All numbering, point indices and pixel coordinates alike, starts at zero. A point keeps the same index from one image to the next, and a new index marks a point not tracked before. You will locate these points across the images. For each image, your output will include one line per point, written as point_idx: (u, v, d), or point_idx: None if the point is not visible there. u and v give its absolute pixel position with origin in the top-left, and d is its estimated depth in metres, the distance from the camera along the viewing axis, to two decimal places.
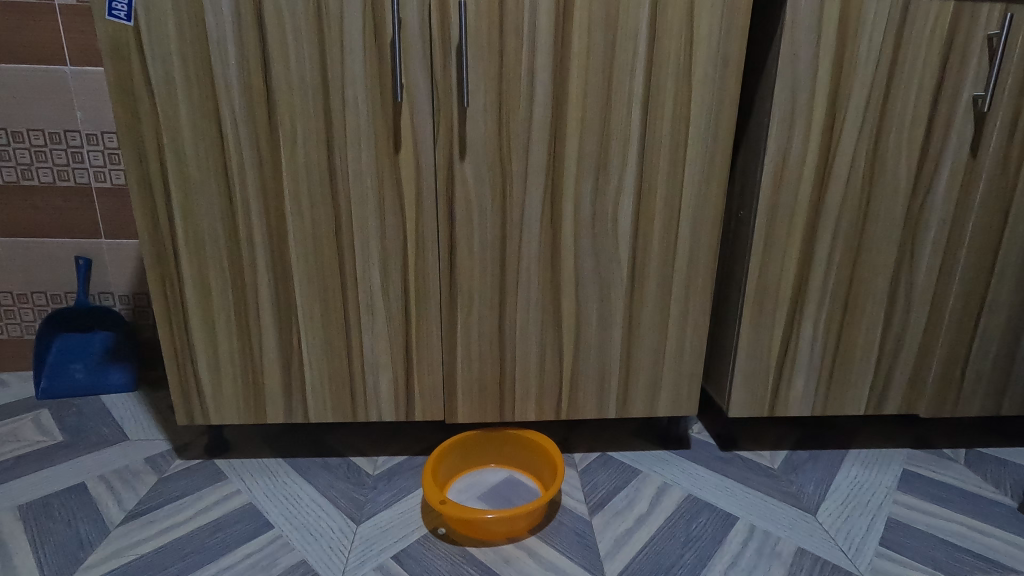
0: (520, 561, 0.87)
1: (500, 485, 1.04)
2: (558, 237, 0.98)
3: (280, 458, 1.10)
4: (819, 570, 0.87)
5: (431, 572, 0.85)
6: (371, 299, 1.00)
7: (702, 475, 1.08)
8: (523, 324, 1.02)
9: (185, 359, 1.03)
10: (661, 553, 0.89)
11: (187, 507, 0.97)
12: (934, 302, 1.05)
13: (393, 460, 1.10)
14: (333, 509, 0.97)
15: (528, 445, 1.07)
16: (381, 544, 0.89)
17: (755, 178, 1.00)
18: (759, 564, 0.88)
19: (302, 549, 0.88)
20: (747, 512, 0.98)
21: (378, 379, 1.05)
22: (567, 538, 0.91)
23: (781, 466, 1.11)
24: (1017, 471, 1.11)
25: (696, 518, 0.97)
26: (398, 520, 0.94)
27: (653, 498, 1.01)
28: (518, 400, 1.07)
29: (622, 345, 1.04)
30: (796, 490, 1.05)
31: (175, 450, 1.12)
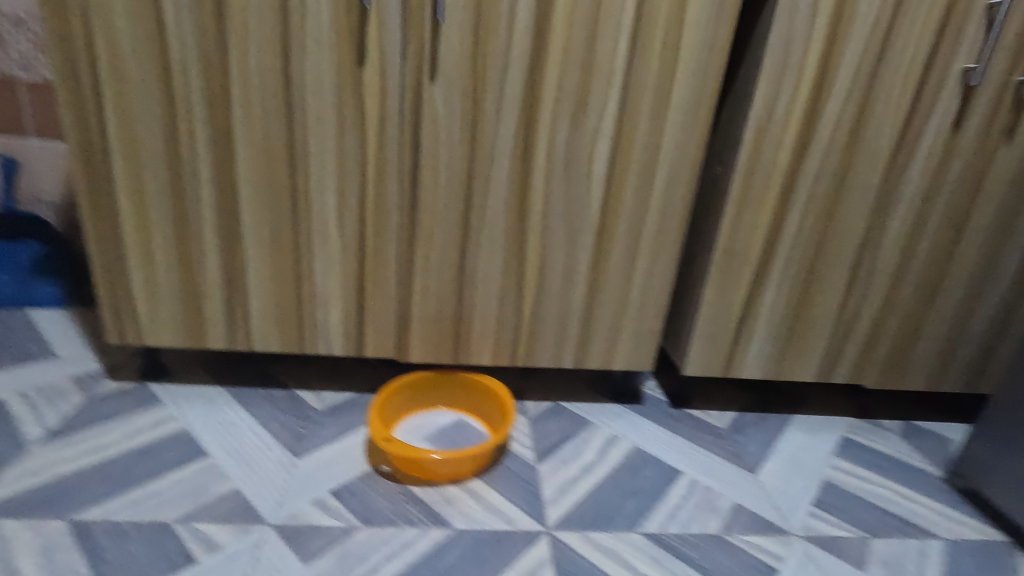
0: (463, 503, 0.86)
1: (449, 428, 1.02)
2: (529, 177, 0.93)
3: (220, 386, 1.05)
4: (753, 525, 0.89)
5: (371, 508, 0.83)
6: (324, 225, 0.93)
7: (651, 430, 1.09)
8: (485, 265, 0.98)
9: (118, 274, 0.96)
10: (603, 502, 0.89)
11: (116, 429, 0.92)
12: (895, 276, 1.05)
13: (341, 395, 1.06)
14: (273, 440, 0.93)
15: (481, 389, 1.05)
16: (321, 478, 0.87)
17: (737, 134, 0.97)
18: (698, 516, 0.89)
19: (237, 479, 0.85)
20: (691, 468, 1.00)
21: (328, 312, 1.00)
22: (512, 483, 0.91)
23: (728, 427, 1.13)
24: (947, 445, 1.16)
25: (641, 471, 0.97)
26: (340, 455, 0.92)
27: (601, 449, 1.01)
28: (474, 344, 1.04)
29: (585, 296, 1.02)
30: (739, 450, 1.07)
31: (106, 371, 1.05)
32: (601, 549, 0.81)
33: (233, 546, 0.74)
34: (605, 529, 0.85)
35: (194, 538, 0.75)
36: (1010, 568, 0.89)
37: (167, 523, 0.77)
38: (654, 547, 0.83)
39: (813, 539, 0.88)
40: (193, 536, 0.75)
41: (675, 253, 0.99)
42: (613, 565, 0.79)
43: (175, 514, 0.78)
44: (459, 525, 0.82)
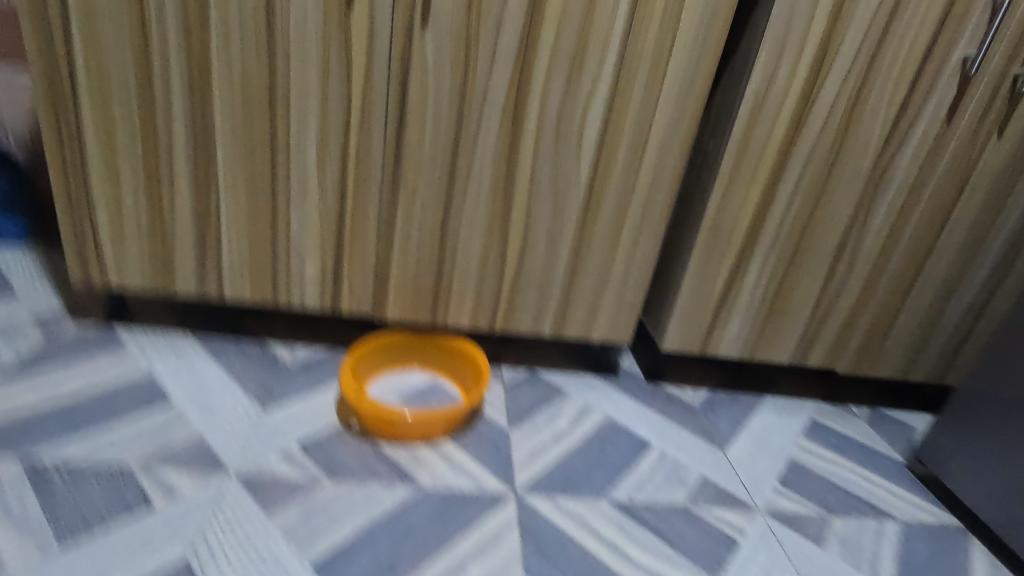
0: (432, 463, 0.85)
1: (423, 388, 1.01)
2: (518, 138, 0.90)
3: (188, 333, 1.02)
4: (718, 499, 0.90)
5: (337, 463, 0.81)
6: (303, 174, 0.90)
7: (625, 402, 1.09)
8: (467, 226, 0.95)
9: (83, 210, 0.92)
10: (573, 469, 0.89)
11: (76, 371, 0.89)
12: (876, 263, 1.05)
13: (314, 351, 1.04)
14: (241, 391, 0.91)
15: (457, 352, 1.04)
16: (288, 431, 0.85)
17: (732, 108, 0.95)
18: (665, 488, 0.90)
19: (201, 427, 0.83)
20: (662, 441, 1.00)
21: (304, 264, 0.97)
22: (483, 446, 0.90)
23: (701, 403, 1.14)
24: (910, 433, 1.19)
25: (612, 441, 0.98)
26: (310, 409, 0.90)
27: (574, 418, 1.01)
28: (452, 306, 1.02)
29: (567, 264, 1.00)
30: (710, 426, 1.08)
31: (68, 311, 1.01)
32: (568, 513, 0.81)
33: (195, 493, 0.73)
34: (572, 495, 0.84)
35: (154, 483, 0.73)
36: (961, 551, 0.91)
37: (125, 466, 0.75)
38: (620, 514, 0.83)
39: (776, 514, 0.89)
40: (152, 481, 0.73)
41: (661, 226, 0.98)
42: (578, 529, 0.78)
43: (135, 458, 0.76)
44: (427, 484, 0.81)
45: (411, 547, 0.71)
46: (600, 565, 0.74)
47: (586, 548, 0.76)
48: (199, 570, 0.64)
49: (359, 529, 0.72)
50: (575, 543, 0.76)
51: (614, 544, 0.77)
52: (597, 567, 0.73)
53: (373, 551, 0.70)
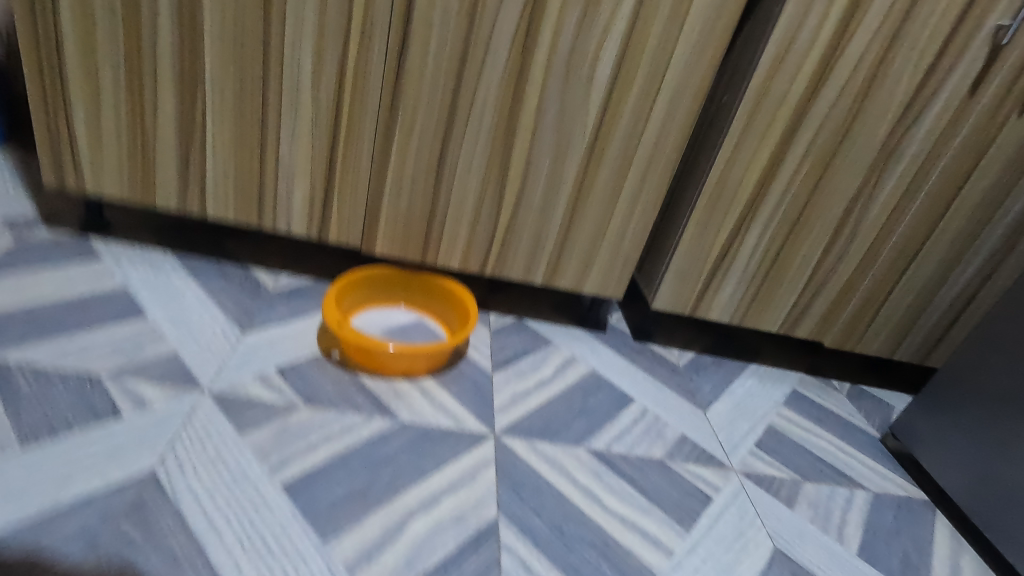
0: (411, 398, 0.83)
1: (407, 326, 0.99)
2: (527, 70, 0.85)
3: (167, 251, 0.98)
4: (695, 456, 0.90)
5: (315, 390, 0.79)
6: (297, 89, 0.85)
7: (610, 358, 1.08)
8: (466, 161, 0.91)
9: (59, 109, 0.86)
10: (553, 416, 0.89)
11: (46, 278, 0.85)
12: (877, 238, 1.04)
13: (297, 279, 1.01)
14: (219, 313, 0.88)
15: (444, 293, 1.01)
16: (266, 355, 0.83)
17: (752, 61, 0.91)
18: (644, 441, 0.89)
19: (175, 344, 0.80)
20: (644, 397, 1.00)
21: (292, 187, 0.93)
22: (464, 387, 0.89)
23: (686, 365, 1.14)
24: (888, 410, 1.20)
25: (594, 393, 0.97)
26: (290, 336, 0.88)
27: (558, 368, 1.00)
28: (444, 245, 0.99)
29: (565, 212, 0.97)
30: (693, 388, 1.07)
31: (41, 218, 0.96)
32: (544, 457, 0.80)
33: (166, 407, 0.70)
34: (550, 440, 0.83)
35: (123, 394, 0.70)
36: (927, 522, 0.93)
37: (93, 376, 0.72)
38: (597, 463, 0.82)
39: (750, 475, 0.89)
40: (120, 392, 0.71)
41: (665, 179, 0.95)
42: (553, 473, 0.78)
43: (104, 369, 0.73)
44: (405, 418, 0.79)
45: (384, 476, 0.70)
46: (573, 508, 0.73)
47: (560, 491, 0.75)
48: (165, 477, 0.62)
49: (332, 455, 0.70)
50: (549, 486, 0.76)
51: (588, 489, 0.77)
52: (570, 509, 0.73)
53: (346, 476, 0.68)
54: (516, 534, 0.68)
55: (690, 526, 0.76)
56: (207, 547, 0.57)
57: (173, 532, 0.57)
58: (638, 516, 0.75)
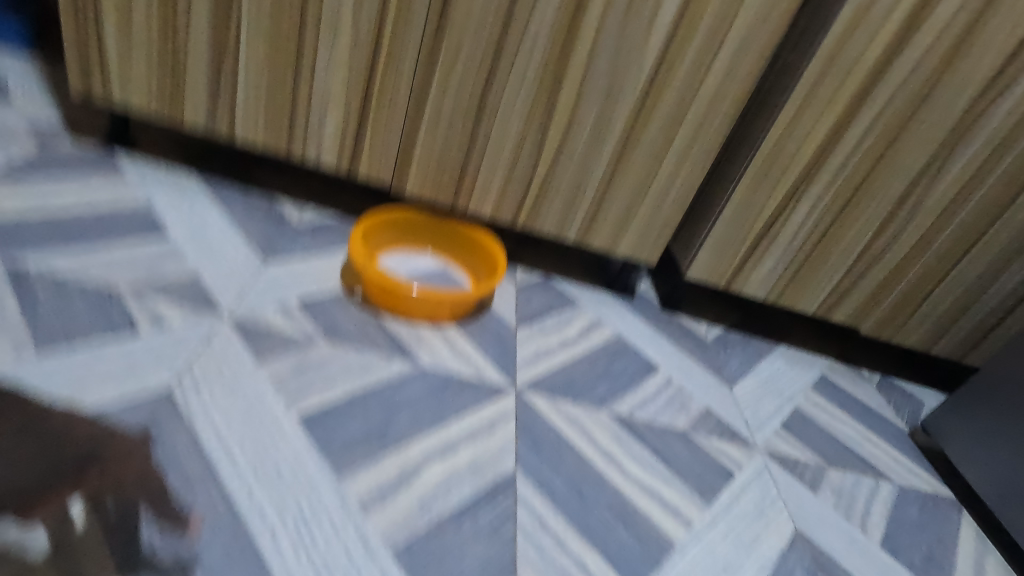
0: (433, 344, 0.80)
1: (433, 272, 0.95)
2: (584, 6, 0.79)
3: (192, 172, 0.95)
4: (719, 431, 0.87)
5: (336, 325, 0.77)
6: (337, 8, 0.80)
7: (637, 324, 1.04)
8: (509, 102, 0.86)
9: (89, 12, 0.82)
10: (576, 376, 0.86)
11: (70, 189, 0.82)
12: (935, 223, 0.97)
13: (323, 214, 0.98)
14: (243, 240, 0.85)
15: (473, 241, 0.97)
16: (288, 286, 0.80)
17: (829, 16, 0.83)
18: (668, 410, 0.86)
19: (198, 266, 0.77)
20: (670, 366, 0.96)
21: (325, 115, 0.89)
22: (488, 337, 0.86)
23: (713, 339, 1.10)
24: (918, 405, 1.15)
25: (619, 357, 0.93)
26: (313, 269, 0.85)
27: (584, 329, 0.97)
28: (477, 191, 0.95)
29: (608, 166, 0.92)
30: (720, 362, 1.04)
31: (67, 128, 0.94)
32: (566, 417, 0.77)
33: (186, 329, 0.68)
34: (572, 400, 0.81)
35: (142, 311, 0.68)
36: (953, 520, 0.89)
37: (113, 290, 0.70)
38: (619, 427, 0.79)
39: (775, 455, 0.86)
40: (140, 309, 0.69)
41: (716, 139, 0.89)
42: (574, 432, 0.75)
43: (125, 284, 0.71)
44: (426, 362, 0.77)
45: (403, 418, 0.67)
46: (592, 469, 0.71)
47: (580, 451, 0.73)
48: (181, 398, 0.60)
49: (351, 392, 0.68)
50: (569, 445, 0.73)
51: (609, 452, 0.74)
52: (590, 471, 0.70)
53: (364, 415, 0.66)
54: (534, 489, 0.65)
55: (711, 500, 0.74)
56: (220, 471, 0.55)
57: (186, 453, 0.56)
58: (659, 484, 0.73)
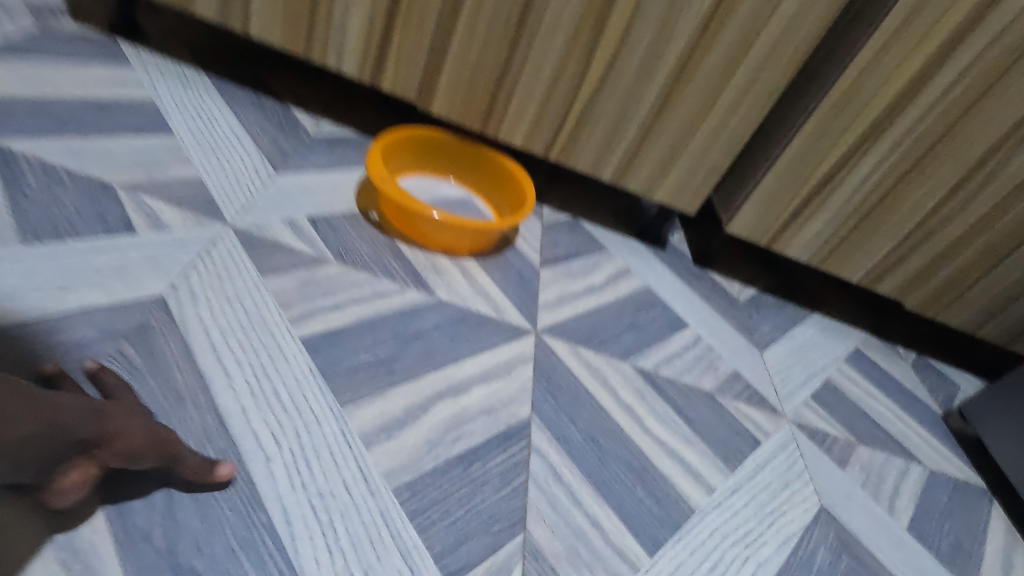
0: (450, 277, 0.74)
1: (455, 201, 0.88)
2: None
3: (202, 71, 0.87)
4: (747, 397, 0.81)
5: (348, 248, 0.71)
6: None
7: (668, 277, 0.97)
8: (555, 13, 0.76)
9: None
10: (600, 325, 0.79)
11: (65, 73, 0.74)
12: (1012, 192, 0.87)
13: (340, 129, 0.90)
14: (253, 147, 0.78)
15: (500, 171, 0.89)
16: (298, 201, 0.73)
17: None
18: (695, 371, 0.80)
19: (201, 171, 0.70)
20: (699, 325, 0.90)
21: (349, 13, 0.79)
22: (509, 276, 0.79)
23: (745, 301, 1.02)
24: (952, 388, 1.08)
25: (646, 310, 0.87)
26: (327, 186, 0.78)
27: (611, 277, 0.90)
28: (509, 116, 0.86)
29: (657, 99, 0.83)
30: (752, 326, 0.97)
31: (66, 8, 0.85)
32: (587, 366, 0.72)
33: (187, 233, 0.62)
34: (595, 349, 0.75)
35: (137, 210, 0.62)
36: (982, 511, 0.84)
37: (107, 184, 0.63)
38: (642, 382, 0.74)
39: (804, 427, 0.80)
40: (136, 208, 0.62)
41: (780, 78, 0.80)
42: (595, 383, 0.70)
43: (121, 180, 0.64)
44: (443, 296, 0.71)
45: (414, 352, 0.62)
46: (612, 423, 0.66)
47: (599, 404, 0.68)
48: (175, 306, 0.55)
49: (360, 319, 0.63)
50: (589, 396, 0.68)
51: (630, 408, 0.69)
52: (609, 425, 0.66)
53: (373, 344, 0.61)
54: (549, 438, 0.61)
55: (735, 467, 0.69)
56: (214, 387, 0.50)
57: (178, 365, 0.51)
58: (681, 446, 0.68)
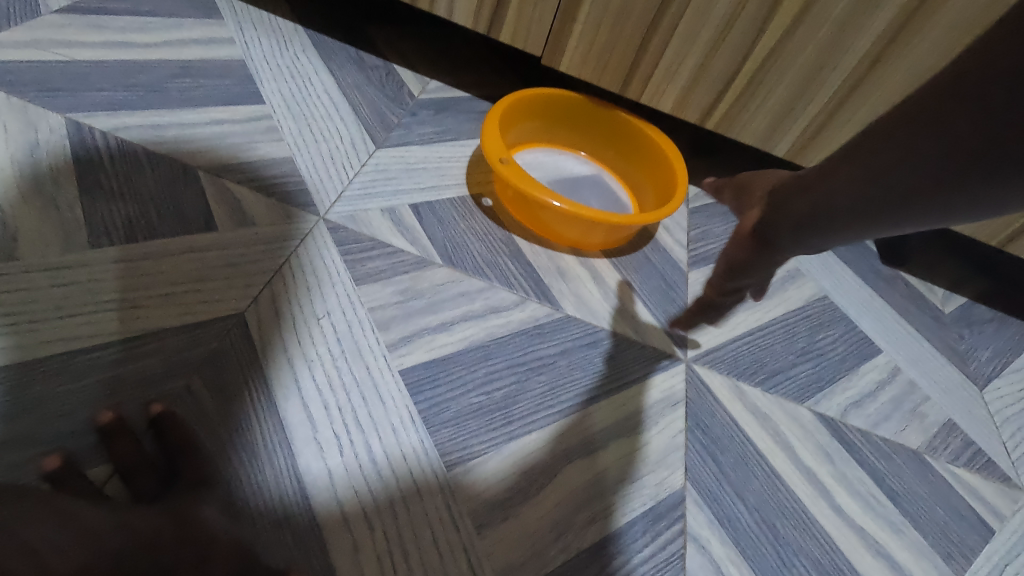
0: (578, 284, 0.59)
1: (583, 181, 0.72)
2: None
3: (299, 24, 0.76)
4: (968, 459, 0.59)
5: (456, 246, 0.58)
6: None
7: (850, 280, 0.75)
8: None
9: None
10: (766, 352, 0.61)
11: (155, 32, 0.65)
12: None
13: (449, 91, 0.75)
14: (351, 116, 0.66)
15: (641, 145, 0.70)
16: (399, 184, 0.61)
17: None
18: (895, 420, 0.60)
19: (293, 148, 0.60)
20: (896, 349, 0.68)
21: None
22: (651, 282, 0.63)
23: (954, 314, 0.76)
24: None
25: (825, 329, 0.67)
26: (433, 165, 0.65)
27: (778, 281, 0.70)
28: (659, 73, 0.67)
29: (868, 54, 0.58)
30: (965, 349, 0.72)
31: None
32: (754, 411, 0.55)
33: (270, 227, 0.52)
34: (761, 387, 0.57)
35: (220, 201, 0.52)
36: None
37: (190, 168, 0.54)
38: (826, 435, 0.56)
39: None
40: (218, 197, 0.52)
41: None
42: (765, 438, 0.53)
43: (205, 162, 0.55)
44: (569, 310, 0.56)
45: (534, 391, 0.49)
46: (791, 498, 0.50)
47: (772, 469, 0.51)
48: (257, 326, 0.45)
49: (471, 343, 0.50)
50: (757, 457, 0.51)
51: (814, 476, 0.52)
52: (787, 501, 0.49)
53: (486, 378, 0.48)
54: (710, 520, 0.46)
55: (962, 569, 0.50)
56: (296, 442, 0.41)
57: (255, 408, 0.41)
58: (887, 536, 0.50)
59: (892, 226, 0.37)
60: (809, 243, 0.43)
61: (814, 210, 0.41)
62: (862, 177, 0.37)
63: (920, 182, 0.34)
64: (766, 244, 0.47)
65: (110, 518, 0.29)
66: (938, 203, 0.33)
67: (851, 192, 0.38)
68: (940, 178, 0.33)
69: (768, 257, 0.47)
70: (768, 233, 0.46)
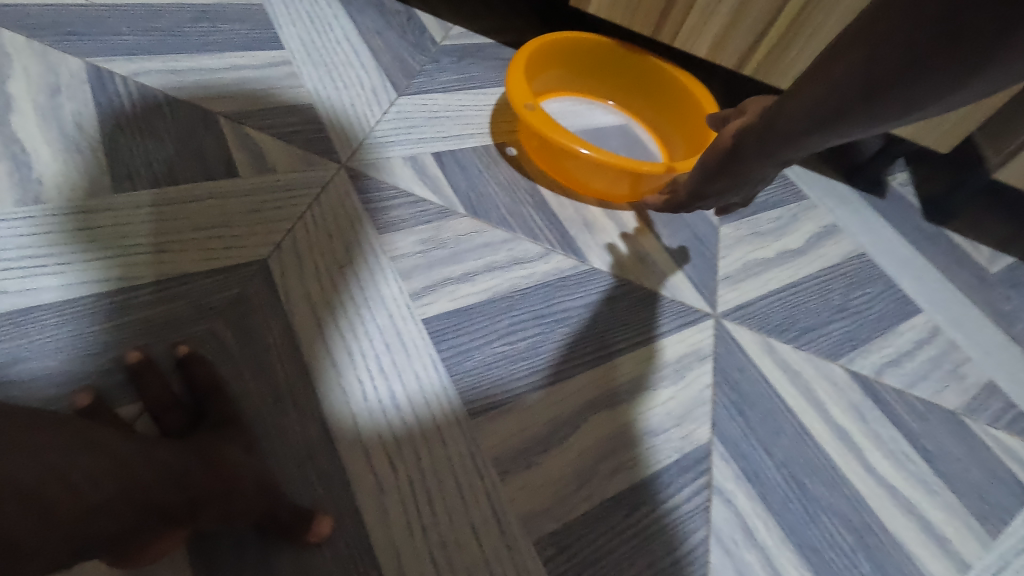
0: (605, 237, 0.57)
1: (611, 131, 0.69)
2: None
3: None
4: (1009, 423, 0.57)
5: (480, 196, 0.56)
6: None
7: (890, 237, 0.71)
8: None
9: None
10: (799, 309, 0.59)
11: None
12: None
13: (474, 37, 0.72)
14: (372, 62, 0.64)
15: (673, 92, 0.67)
16: (422, 133, 0.59)
17: None
18: (933, 379, 0.58)
19: (313, 94, 0.58)
20: (937, 309, 0.65)
21: None
22: (681, 237, 0.60)
23: (1000, 274, 0.72)
24: None
25: (863, 286, 0.64)
26: (457, 113, 0.63)
27: (813, 236, 0.67)
28: (695, 14, 0.63)
29: None
30: (1010, 311, 0.68)
31: None
32: (784, 368, 0.53)
33: (291, 175, 0.51)
34: (793, 344, 0.56)
35: (241, 148, 0.51)
36: None
37: (210, 114, 0.53)
38: (860, 393, 0.54)
39: None
40: (239, 144, 0.51)
41: None
42: (796, 394, 0.52)
43: (225, 108, 0.54)
44: (595, 263, 0.55)
45: (558, 342, 0.48)
46: (820, 455, 0.48)
47: (802, 425, 0.50)
48: (279, 272, 0.45)
49: (495, 293, 0.49)
50: (787, 414, 0.50)
51: (846, 433, 0.51)
52: (816, 457, 0.48)
53: (509, 328, 0.48)
54: (736, 475, 0.45)
55: (997, 530, 0.49)
56: (321, 386, 0.41)
57: (279, 351, 0.41)
58: (920, 495, 0.49)
59: (868, 129, 0.26)
60: (777, 155, 0.33)
61: (778, 118, 0.31)
62: (826, 73, 0.27)
63: (884, 66, 0.23)
64: (732, 165, 0.38)
65: (137, 448, 0.29)
66: (911, 99, 0.23)
67: (817, 93, 0.28)
68: (908, 59, 0.22)
69: (734, 178, 0.39)
70: (737, 152, 0.37)
